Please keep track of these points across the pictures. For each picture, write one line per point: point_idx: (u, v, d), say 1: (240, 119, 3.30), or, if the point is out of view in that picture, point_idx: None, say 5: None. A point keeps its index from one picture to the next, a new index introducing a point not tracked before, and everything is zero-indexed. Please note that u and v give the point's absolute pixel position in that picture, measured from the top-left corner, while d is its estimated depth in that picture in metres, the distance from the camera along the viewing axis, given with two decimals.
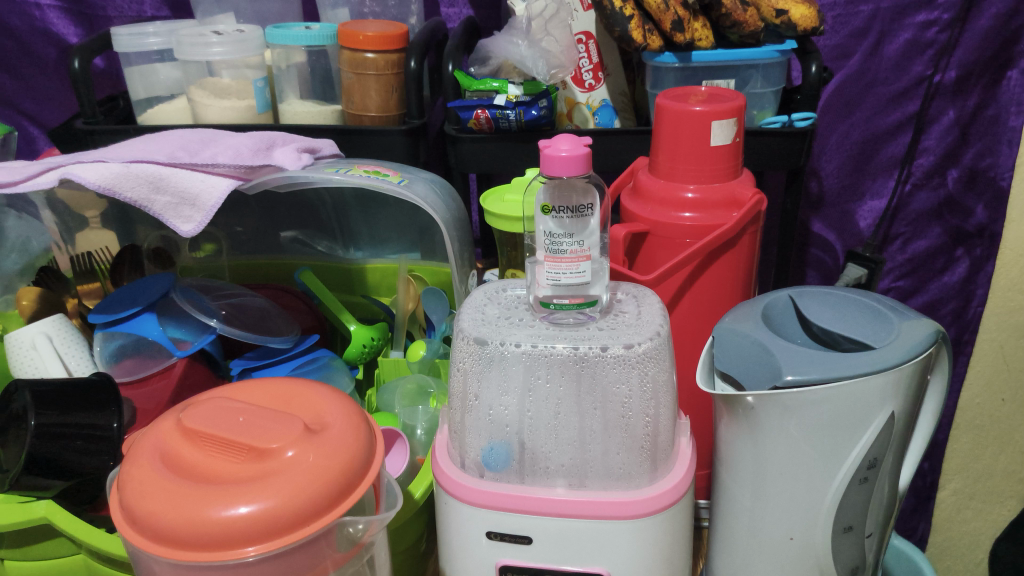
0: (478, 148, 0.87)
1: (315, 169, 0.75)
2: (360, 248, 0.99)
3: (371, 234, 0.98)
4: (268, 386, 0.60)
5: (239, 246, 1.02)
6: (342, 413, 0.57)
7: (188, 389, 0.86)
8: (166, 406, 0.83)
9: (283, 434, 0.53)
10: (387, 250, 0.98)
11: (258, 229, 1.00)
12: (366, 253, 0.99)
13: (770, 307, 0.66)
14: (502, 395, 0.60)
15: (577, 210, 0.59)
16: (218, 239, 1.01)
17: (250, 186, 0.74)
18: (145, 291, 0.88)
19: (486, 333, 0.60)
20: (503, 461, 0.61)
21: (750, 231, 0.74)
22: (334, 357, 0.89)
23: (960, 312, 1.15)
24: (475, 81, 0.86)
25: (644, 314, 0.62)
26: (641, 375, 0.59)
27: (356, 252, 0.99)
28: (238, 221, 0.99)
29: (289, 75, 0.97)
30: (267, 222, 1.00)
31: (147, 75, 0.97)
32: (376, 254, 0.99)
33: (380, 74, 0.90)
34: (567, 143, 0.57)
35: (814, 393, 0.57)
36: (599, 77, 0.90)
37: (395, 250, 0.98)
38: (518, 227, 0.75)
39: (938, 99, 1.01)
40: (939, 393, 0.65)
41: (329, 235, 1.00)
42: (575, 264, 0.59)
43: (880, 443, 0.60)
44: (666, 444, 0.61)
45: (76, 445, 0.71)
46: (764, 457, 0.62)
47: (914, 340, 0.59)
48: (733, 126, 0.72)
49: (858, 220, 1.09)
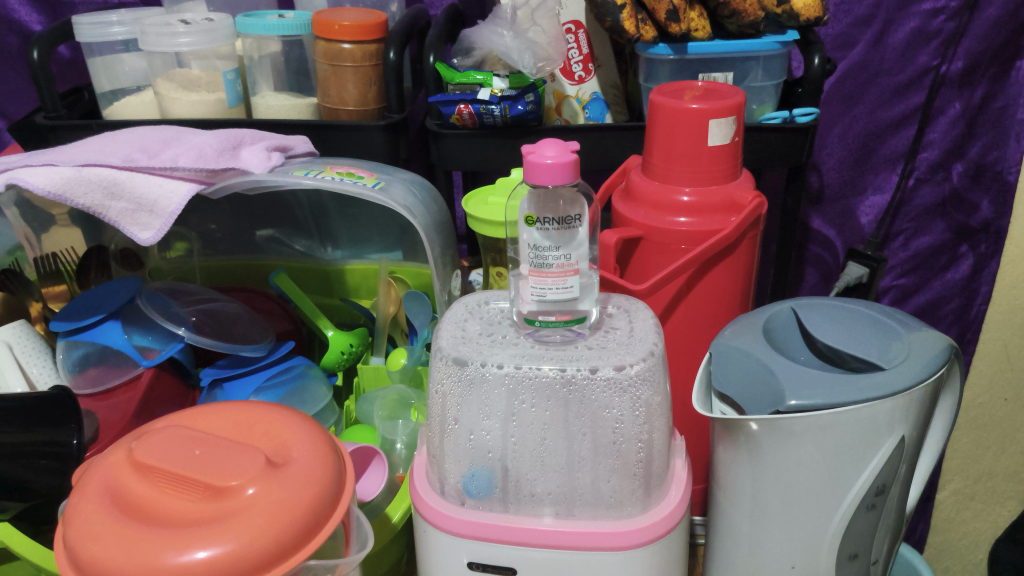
0: (461, 145, 0.82)
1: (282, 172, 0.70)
2: (341, 248, 0.95)
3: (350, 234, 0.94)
4: (228, 411, 0.55)
5: (213, 245, 0.97)
6: (308, 442, 0.53)
7: (155, 400, 0.81)
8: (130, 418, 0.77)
9: (241, 469, 0.49)
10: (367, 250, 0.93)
11: (234, 228, 0.95)
12: (347, 252, 0.95)
13: (772, 321, 0.62)
14: (484, 419, 0.55)
15: (564, 219, 0.54)
16: (190, 237, 0.95)
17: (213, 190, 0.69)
18: (110, 297, 0.83)
19: (467, 353, 0.55)
20: (486, 488, 0.56)
21: (750, 235, 0.69)
22: (310, 365, 0.85)
23: (964, 310, 1.11)
24: (458, 73, 0.81)
25: (637, 331, 0.57)
26: (633, 399, 0.54)
27: (338, 251, 0.95)
28: (214, 218, 0.94)
29: (263, 66, 0.92)
30: (242, 220, 0.95)
31: (112, 67, 0.92)
32: (354, 254, 0.94)
33: (357, 66, 0.84)
34: (552, 148, 0.52)
35: (819, 418, 0.53)
36: (590, 68, 0.85)
37: (377, 249, 0.93)
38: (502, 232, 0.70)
39: (945, 90, 0.96)
40: (948, 410, 0.61)
41: (309, 232, 0.95)
42: (562, 279, 0.54)
43: (889, 468, 0.56)
44: (660, 470, 0.57)
45: (39, 464, 0.67)
46: (765, 483, 0.58)
47: (926, 359, 0.55)
48: (733, 124, 0.67)
49: (859, 217, 1.05)
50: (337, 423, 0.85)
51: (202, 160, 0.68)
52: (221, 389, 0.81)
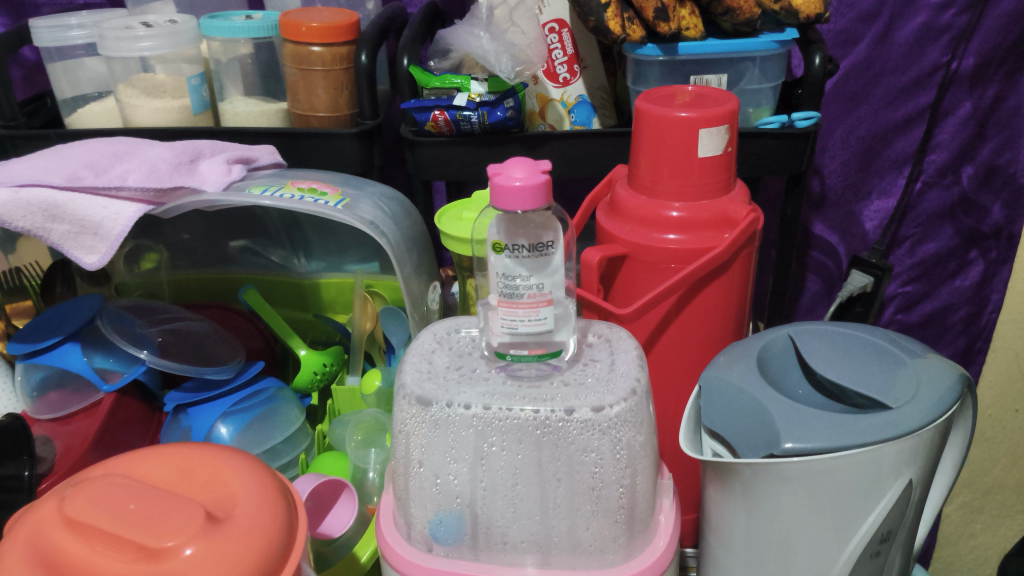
0: (438, 152, 0.77)
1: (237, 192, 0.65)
2: (319, 259, 0.89)
3: (327, 243, 0.88)
4: (167, 455, 0.49)
5: (184, 255, 0.90)
6: (256, 490, 0.47)
7: (118, 427, 0.74)
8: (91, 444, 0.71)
9: (178, 526, 0.43)
10: (347, 263, 0.88)
11: (208, 237, 0.88)
12: (325, 264, 0.89)
13: (768, 349, 0.58)
14: (450, 463, 0.50)
15: (538, 245, 0.49)
16: (158, 247, 0.88)
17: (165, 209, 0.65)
18: (70, 316, 0.77)
19: (431, 391, 0.50)
20: (453, 536, 0.52)
21: (744, 253, 0.65)
22: (282, 388, 0.79)
23: (973, 318, 1.06)
24: (434, 77, 0.76)
25: (619, 365, 0.53)
26: (614, 442, 0.50)
27: (315, 263, 0.89)
28: (186, 227, 0.88)
29: (231, 70, 0.87)
30: (214, 229, 0.88)
31: (73, 71, 0.87)
32: (332, 266, 0.89)
33: (327, 69, 0.80)
34: (520, 169, 0.47)
35: (818, 463, 0.48)
36: (575, 70, 0.80)
37: (355, 259, 0.88)
38: (469, 250, 0.65)
39: (954, 89, 0.91)
40: (957, 447, 0.57)
41: (285, 243, 0.89)
42: (534, 311, 0.49)
43: (895, 514, 0.52)
44: (643, 516, 0.52)
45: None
46: (760, 530, 0.53)
47: (934, 398, 0.51)
48: (726, 133, 0.62)
49: (864, 222, 0.99)
50: (308, 449, 0.79)
51: (153, 177, 0.63)
52: (185, 416, 0.75)
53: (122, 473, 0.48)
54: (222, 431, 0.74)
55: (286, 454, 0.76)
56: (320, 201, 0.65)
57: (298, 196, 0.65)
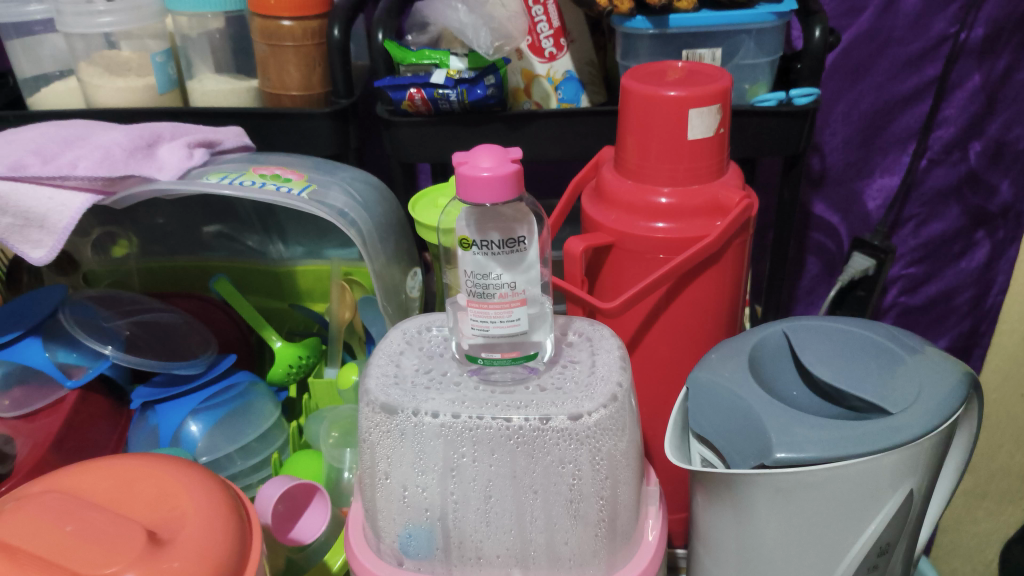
0: (416, 134, 0.71)
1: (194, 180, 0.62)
2: (299, 243, 0.82)
3: (307, 227, 0.81)
4: (109, 468, 0.45)
5: (156, 240, 0.84)
6: (205, 507, 0.44)
7: (83, 426, 0.69)
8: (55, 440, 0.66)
9: (115, 551, 0.39)
10: (327, 247, 0.81)
11: (183, 219, 0.82)
12: (304, 249, 0.82)
13: (760, 346, 0.55)
14: (418, 474, 0.47)
15: (509, 241, 0.45)
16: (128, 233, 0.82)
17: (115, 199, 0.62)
18: (30, 308, 0.72)
19: (397, 398, 0.47)
20: (424, 551, 0.48)
21: (737, 242, 0.61)
22: (256, 382, 0.75)
23: (979, 300, 0.99)
24: (411, 53, 0.71)
25: (599, 368, 0.49)
26: (592, 451, 0.46)
27: (296, 248, 0.82)
28: (160, 211, 0.81)
29: (199, 45, 0.81)
30: (186, 210, 0.82)
31: (30, 47, 0.81)
32: (314, 252, 0.82)
33: (298, 45, 0.75)
34: (489, 157, 0.43)
35: (813, 474, 0.45)
36: (561, 44, 0.73)
37: (336, 245, 0.81)
38: (433, 237, 0.63)
39: (963, 61, 0.85)
40: (961, 451, 0.53)
41: (261, 226, 0.82)
42: (505, 311, 0.46)
43: (894, 526, 0.48)
44: (625, 527, 0.49)
45: None
46: (750, 541, 0.50)
47: (938, 401, 0.47)
48: (718, 113, 0.58)
49: (866, 201, 0.93)
50: (283, 448, 0.74)
51: (105, 164, 0.60)
52: (153, 413, 0.72)
53: (59, 490, 0.44)
54: (193, 429, 0.70)
55: (260, 453, 0.72)
56: (283, 187, 0.63)
57: (258, 183, 0.62)
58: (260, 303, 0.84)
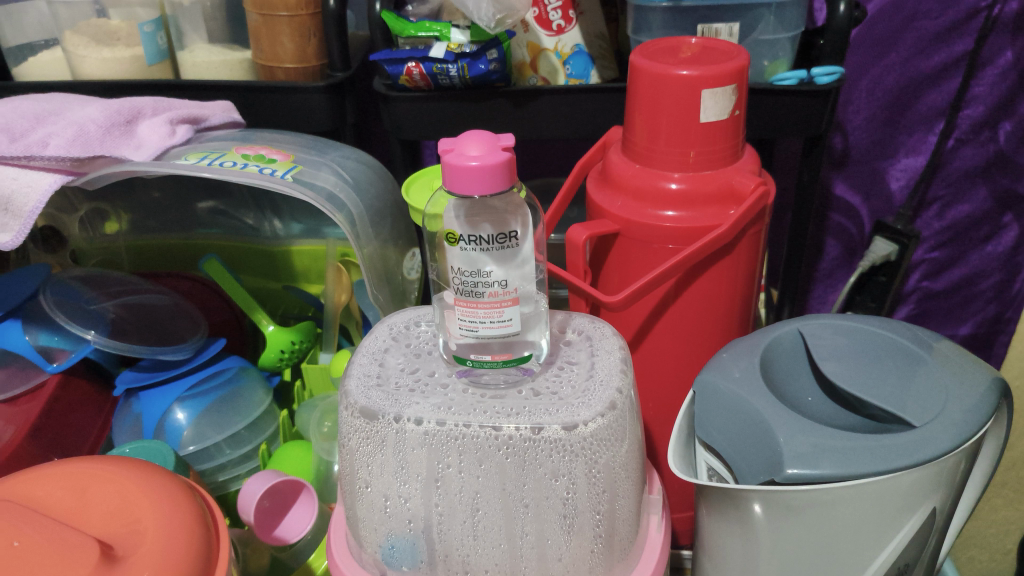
0: (413, 110, 0.65)
1: (171, 159, 0.61)
2: (297, 221, 0.78)
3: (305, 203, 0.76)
4: (69, 473, 0.45)
5: (149, 217, 0.79)
6: (166, 516, 0.43)
7: (67, 410, 0.65)
8: (39, 424, 0.62)
9: (72, 563, 0.39)
10: (326, 226, 0.76)
11: (178, 191, 0.77)
12: (304, 227, 0.77)
13: (773, 347, 0.51)
14: (401, 483, 0.44)
15: (502, 235, 0.41)
16: (119, 210, 0.77)
17: (87, 180, 0.61)
18: (12, 287, 0.67)
19: (379, 403, 0.44)
20: (407, 565, 0.45)
21: (753, 231, 0.57)
22: (246, 367, 0.70)
23: (1004, 287, 0.90)
24: (410, 24, 0.64)
25: (599, 370, 0.46)
26: (588, 463, 0.43)
27: (294, 225, 0.77)
28: (157, 184, 0.76)
29: (192, 13, 0.71)
30: (181, 187, 0.77)
31: (13, 16, 0.73)
32: (311, 230, 0.77)
33: (293, 15, 0.66)
34: (477, 145, 0.40)
35: (827, 492, 0.41)
36: (570, 16, 0.68)
37: (333, 226, 0.76)
38: (420, 220, 0.62)
39: (995, 37, 0.76)
40: (987, 460, 0.49)
41: (256, 205, 0.78)
42: (496, 311, 0.42)
43: (913, 546, 0.46)
44: (623, 543, 0.46)
45: None
46: (759, 556, 0.47)
47: (966, 412, 0.43)
48: (733, 94, 0.53)
49: (889, 182, 0.86)
50: (272, 438, 0.69)
51: (77, 143, 0.59)
52: (137, 400, 0.67)
53: (17, 499, 0.44)
54: (179, 417, 0.65)
55: (249, 442, 0.67)
56: (266, 169, 0.61)
57: (239, 164, 0.61)
58: (254, 284, 0.79)
